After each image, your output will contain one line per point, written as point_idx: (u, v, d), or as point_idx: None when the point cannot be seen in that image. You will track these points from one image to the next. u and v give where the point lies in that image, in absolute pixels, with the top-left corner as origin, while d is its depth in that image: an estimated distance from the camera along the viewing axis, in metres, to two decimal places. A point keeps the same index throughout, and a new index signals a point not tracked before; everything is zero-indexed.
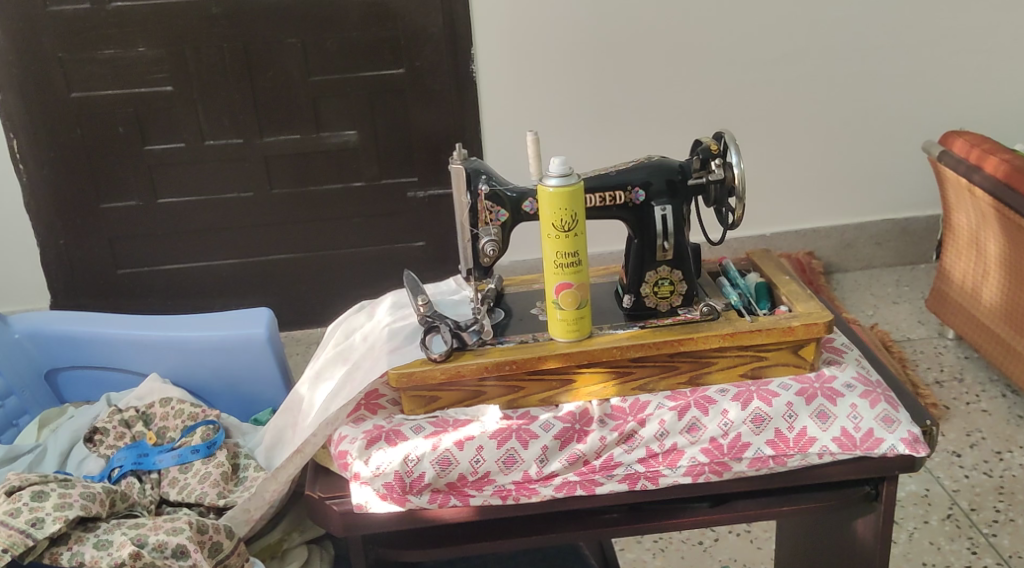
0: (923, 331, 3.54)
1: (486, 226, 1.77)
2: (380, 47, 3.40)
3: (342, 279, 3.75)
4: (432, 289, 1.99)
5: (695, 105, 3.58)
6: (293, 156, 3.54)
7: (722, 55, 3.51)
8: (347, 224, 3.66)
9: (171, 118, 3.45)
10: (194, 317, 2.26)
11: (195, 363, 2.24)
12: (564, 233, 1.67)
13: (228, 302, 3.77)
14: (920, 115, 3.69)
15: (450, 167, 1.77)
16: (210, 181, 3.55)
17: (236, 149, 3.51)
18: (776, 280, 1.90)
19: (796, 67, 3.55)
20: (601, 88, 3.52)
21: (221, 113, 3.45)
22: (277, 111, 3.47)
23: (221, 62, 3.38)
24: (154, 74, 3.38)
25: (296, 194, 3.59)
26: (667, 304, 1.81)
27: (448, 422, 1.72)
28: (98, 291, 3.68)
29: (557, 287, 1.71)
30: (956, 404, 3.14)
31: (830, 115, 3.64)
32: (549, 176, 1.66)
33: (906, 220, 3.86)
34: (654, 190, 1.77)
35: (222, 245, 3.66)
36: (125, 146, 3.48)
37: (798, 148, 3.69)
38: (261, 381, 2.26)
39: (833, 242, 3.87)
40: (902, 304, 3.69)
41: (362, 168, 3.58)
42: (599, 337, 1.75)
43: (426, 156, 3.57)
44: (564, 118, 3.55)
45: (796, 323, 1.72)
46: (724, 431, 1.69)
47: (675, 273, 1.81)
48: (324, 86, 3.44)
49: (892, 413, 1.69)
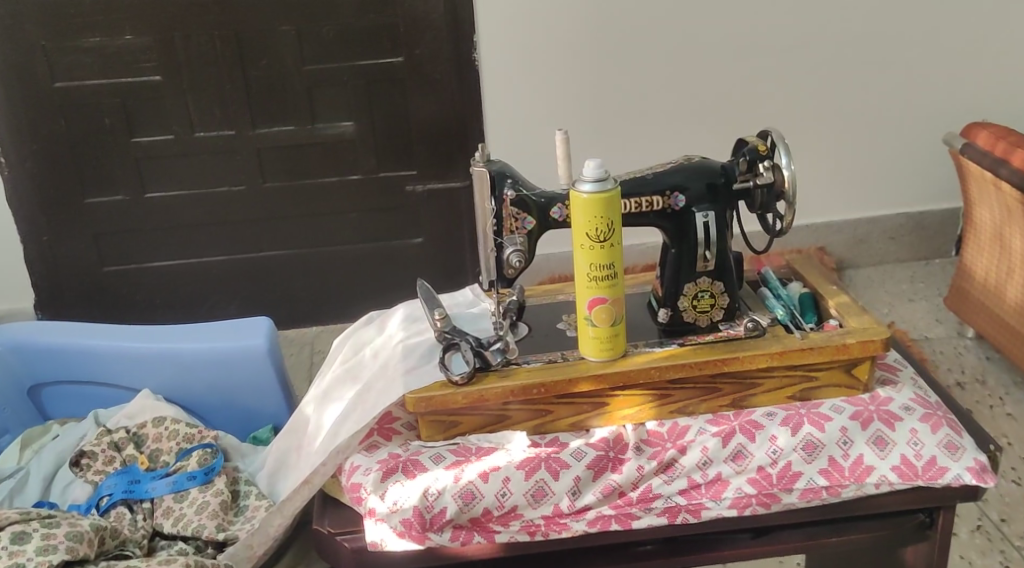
0: (941, 330, 3.23)
1: (511, 234, 1.61)
2: (379, 34, 3.15)
3: (338, 278, 3.51)
4: (448, 299, 1.83)
5: (716, 102, 3.23)
6: (286, 147, 3.30)
7: (745, 48, 3.16)
8: (342, 219, 3.42)
9: (159, 108, 3.21)
10: (189, 326, 2.10)
11: (190, 377, 2.08)
12: (598, 243, 1.52)
13: (218, 299, 3.51)
14: (942, 104, 3.31)
15: (472, 170, 1.61)
16: (200, 172, 3.31)
17: (227, 141, 3.27)
18: (822, 291, 1.76)
19: (826, 60, 3.20)
20: (611, 83, 3.19)
21: (212, 102, 3.22)
22: (270, 100, 3.23)
23: (213, 49, 3.14)
24: (143, 62, 3.14)
25: (290, 186, 3.36)
26: (706, 319, 1.67)
27: (470, 450, 1.57)
28: (83, 293, 3.44)
29: (590, 301, 1.56)
30: (982, 410, 2.86)
31: (862, 110, 3.29)
32: (583, 180, 1.50)
33: (922, 214, 3.49)
34: (694, 195, 1.61)
35: (212, 239, 3.42)
36: (110, 139, 3.24)
37: (820, 146, 3.34)
38: (261, 396, 2.10)
39: (843, 237, 3.50)
40: (919, 302, 3.36)
41: (358, 160, 3.33)
42: (634, 356, 1.60)
43: (425, 148, 3.32)
44: (571, 114, 3.23)
45: (850, 340, 1.58)
46: (772, 460, 1.55)
47: (716, 285, 1.66)
48: (318, 75, 3.20)
49: (956, 439, 1.56)
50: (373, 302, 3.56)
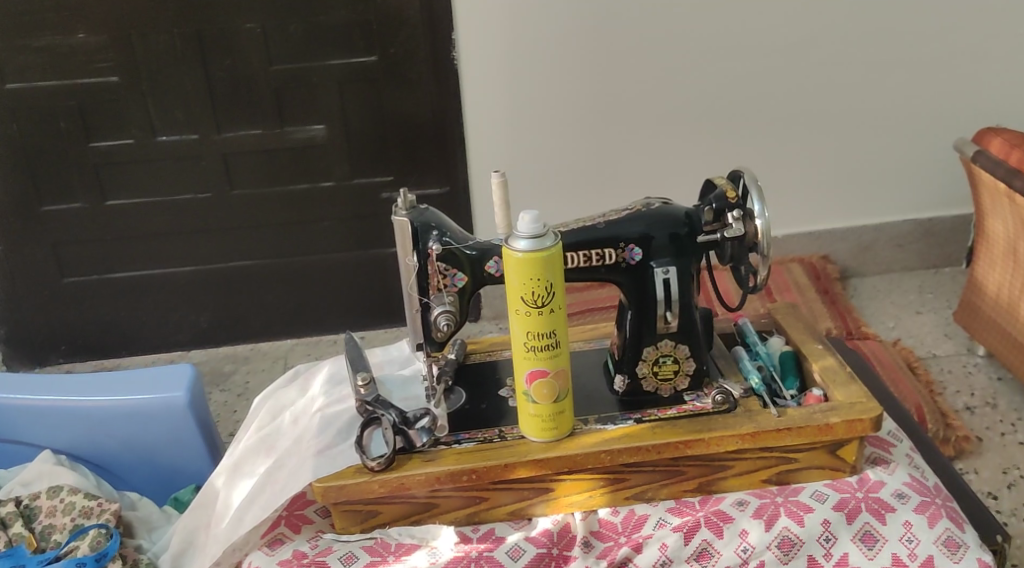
0: (951, 347, 2.72)
1: (439, 292, 1.38)
2: (352, 32, 2.57)
3: (315, 292, 2.94)
4: (380, 355, 1.61)
5: (716, 102, 2.70)
6: (255, 153, 2.72)
7: (744, 47, 2.64)
8: (314, 228, 2.84)
9: (118, 113, 2.64)
10: (101, 376, 1.88)
11: (101, 434, 1.87)
12: (535, 308, 1.28)
13: (184, 314, 2.95)
14: (958, 107, 2.77)
15: (393, 218, 1.38)
16: (162, 180, 2.74)
17: (191, 147, 2.69)
18: (806, 350, 1.53)
19: (848, 57, 2.67)
20: (601, 84, 2.65)
21: (174, 104, 2.63)
22: (236, 103, 2.64)
23: (175, 50, 2.57)
24: (98, 62, 2.58)
25: (259, 195, 2.78)
26: (669, 388, 1.44)
27: (389, 548, 1.36)
28: (42, 309, 2.89)
29: (528, 374, 1.32)
30: (990, 435, 2.37)
31: (890, 113, 2.76)
32: (517, 236, 1.27)
33: (932, 220, 2.93)
34: (654, 247, 1.38)
35: (179, 250, 2.85)
36: (66, 143, 2.67)
37: (839, 151, 2.80)
38: (181, 451, 1.88)
39: (849, 245, 2.95)
40: (927, 316, 2.84)
41: (329, 166, 2.75)
42: (582, 436, 1.37)
43: (402, 155, 2.73)
44: (552, 120, 2.69)
45: (834, 420, 1.35)
46: (743, 560, 1.33)
47: (680, 349, 1.42)
48: (289, 78, 2.61)
49: (956, 535, 1.33)
50: (352, 318, 2.99)
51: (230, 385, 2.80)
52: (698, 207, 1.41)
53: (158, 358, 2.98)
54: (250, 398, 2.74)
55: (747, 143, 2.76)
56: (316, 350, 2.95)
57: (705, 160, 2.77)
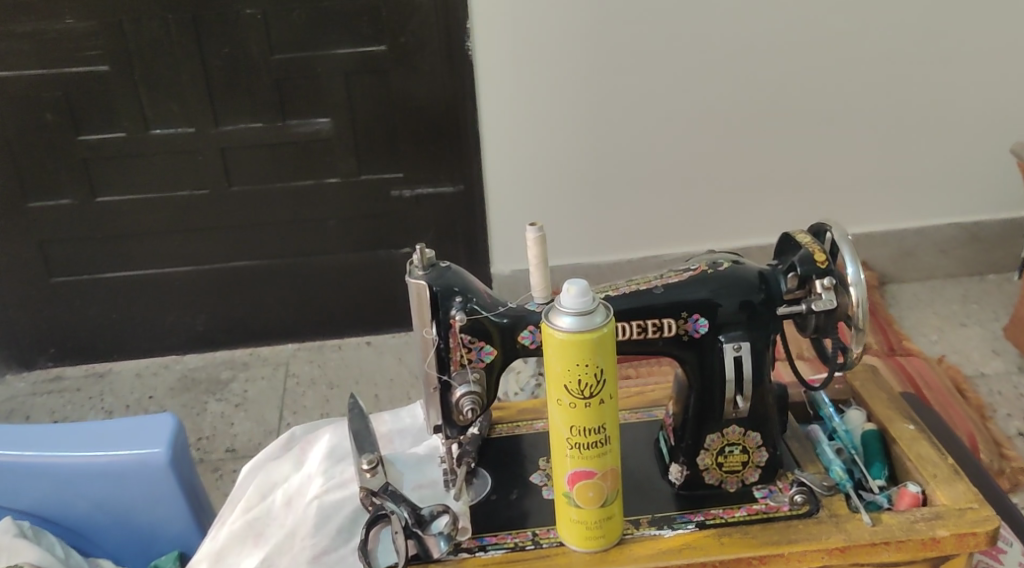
0: (1001, 365, 2.40)
1: (462, 369, 1.16)
2: (358, 16, 2.30)
3: (317, 297, 2.68)
4: (389, 422, 1.40)
5: (749, 101, 2.41)
6: (255, 149, 2.46)
7: (780, 42, 2.34)
8: (318, 226, 2.58)
9: (108, 103, 2.38)
10: (71, 426, 1.64)
11: (71, 493, 1.63)
12: (581, 399, 1.04)
13: (178, 320, 2.69)
14: (1013, 106, 2.47)
15: (410, 277, 1.15)
16: (154, 175, 2.48)
17: (187, 141, 2.43)
18: (893, 428, 1.27)
19: (898, 53, 2.38)
20: (623, 80, 2.37)
21: (169, 94, 2.37)
22: (234, 93, 2.38)
23: (168, 37, 2.31)
24: (86, 49, 2.31)
25: (258, 192, 2.52)
26: (736, 481, 1.20)
27: None
28: (30, 315, 2.65)
29: (571, 476, 1.08)
30: None
31: (943, 113, 2.47)
32: (562, 312, 1.03)
33: (979, 224, 2.63)
34: (722, 317, 1.14)
35: (171, 251, 2.59)
36: (52, 137, 2.41)
37: (890, 154, 2.51)
38: (163, 513, 1.65)
39: (889, 249, 2.64)
40: (972, 328, 2.52)
41: (334, 161, 2.48)
42: (634, 546, 1.13)
43: (415, 149, 2.47)
44: (569, 118, 2.41)
45: (943, 533, 1.11)
46: None
47: (751, 437, 1.19)
48: (291, 68, 2.35)
49: None
50: (359, 323, 2.73)
51: (227, 394, 2.55)
52: (774, 267, 1.17)
53: (152, 363, 2.71)
54: (248, 410, 2.48)
55: (784, 145, 2.47)
56: (319, 357, 2.68)
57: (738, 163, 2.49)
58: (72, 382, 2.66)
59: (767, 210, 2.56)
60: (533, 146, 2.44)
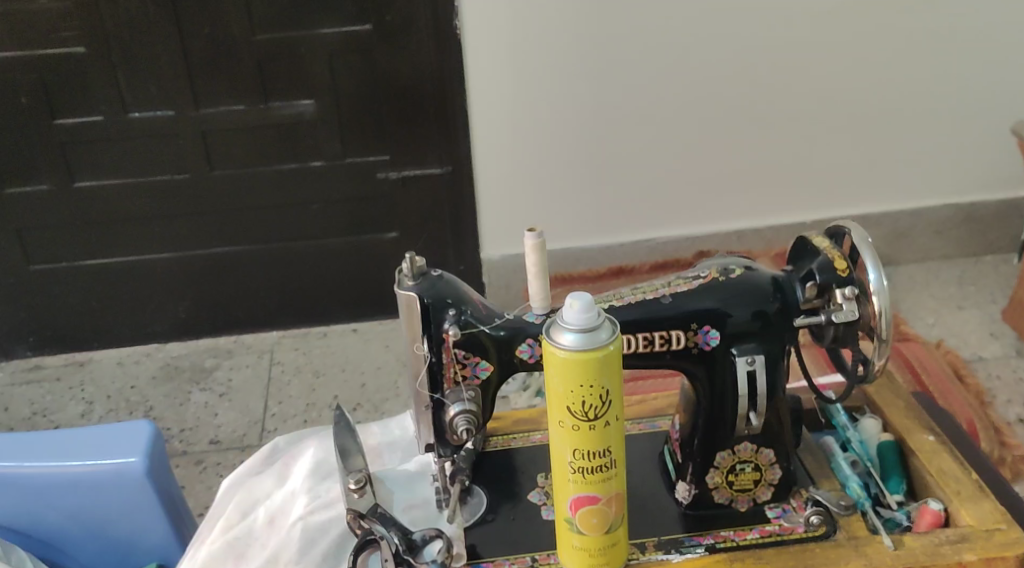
0: (999, 348, 2.32)
1: (456, 387, 1.11)
2: None
3: (302, 282, 2.59)
4: (379, 436, 1.34)
5: (742, 80, 2.32)
6: (237, 131, 2.36)
7: (773, 18, 2.25)
8: (301, 211, 2.49)
9: (84, 84, 2.27)
10: (41, 435, 1.53)
11: (42, 506, 1.53)
12: (585, 421, 0.97)
13: (161, 308, 2.60)
14: (1011, 82, 2.39)
15: (400, 288, 1.10)
16: (134, 158, 2.38)
17: (167, 124, 2.33)
18: (912, 437, 1.20)
19: (894, 29, 2.29)
20: (612, 58, 2.27)
21: (148, 74, 2.27)
22: (215, 73, 2.28)
23: (146, 15, 2.20)
24: (61, 30, 2.21)
25: (241, 175, 2.42)
26: (748, 500, 1.13)
27: None
28: (7, 304, 2.56)
29: (574, 501, 1.01)
30: None
31: (939, 91, 2.39)
32: (565, 329, 0.95)
33: (975, 204, 2.55)
34: (735, 328, 1.08)
35: (150, 237, 2.50)
36: (26, 121, 2.31)
37: (885, 134, 2.43)
38: (141, 524, 1.55)
39: (884, 231, 2.57)
40: (969, 311, 2.44)
41: (319, 144, 2.39)
42: None
43: (401, 130, 2.37)
44: (557, 98, 2.31)
45: (970, 557, 1.05)
46: None
47: (763, 454, 1.12)
48: (273, 48, 2.25)
49: None
50: (344, 309, 2.64)
51: (211, 384, 2.46)
52: (791, 275, 1.10)
53: (134, 352, 2.62)
54: (233, 400, 2.39)
55: (779, 125, 2.39)
56: (304, 344, 2.59)
57: (731, 144, 2.40)
58: (52, 371, 2.57)
59: (764, 191, 2.48)
60: (521, 126, 2.34)
